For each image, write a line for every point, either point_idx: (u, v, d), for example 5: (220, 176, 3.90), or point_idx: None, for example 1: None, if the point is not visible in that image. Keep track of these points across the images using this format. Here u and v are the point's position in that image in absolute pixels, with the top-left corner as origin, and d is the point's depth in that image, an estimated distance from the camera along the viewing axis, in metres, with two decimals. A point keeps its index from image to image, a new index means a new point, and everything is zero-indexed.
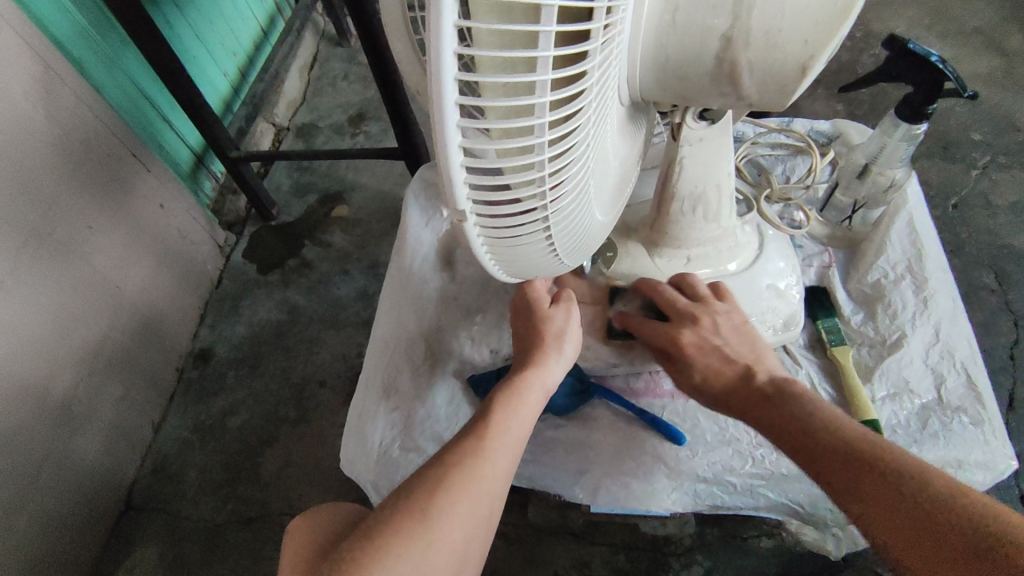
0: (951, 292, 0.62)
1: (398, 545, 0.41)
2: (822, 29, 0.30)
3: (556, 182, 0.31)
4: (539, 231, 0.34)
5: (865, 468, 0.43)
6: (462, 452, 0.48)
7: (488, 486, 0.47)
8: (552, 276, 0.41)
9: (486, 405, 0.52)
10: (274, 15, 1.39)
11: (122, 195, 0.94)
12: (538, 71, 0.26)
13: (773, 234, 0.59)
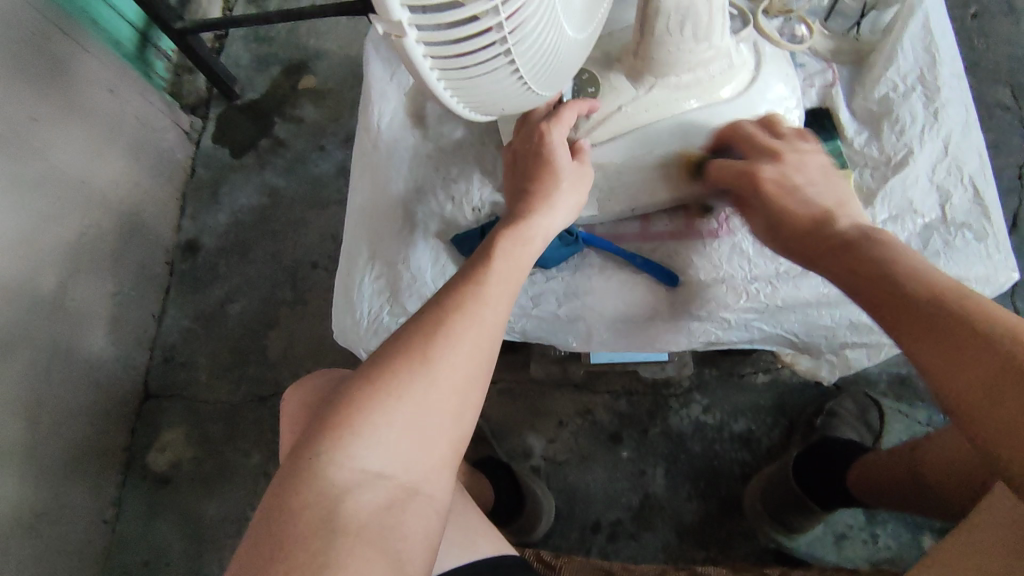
0: (963, 101, 0.57)
1: (391, 393, 0.42)
2: None
3: None
4: (502, 62, 0.30)
5: (915, 306, 0.40)
6: (458, 300, 0.45)
7: (486, 333, 0.45)
8: (522, 110, 0.37)
9: (485, 251, 0.48)
10: None
11: (65, 80, 0.86)
12: None
13: (771, 50, 0.53)
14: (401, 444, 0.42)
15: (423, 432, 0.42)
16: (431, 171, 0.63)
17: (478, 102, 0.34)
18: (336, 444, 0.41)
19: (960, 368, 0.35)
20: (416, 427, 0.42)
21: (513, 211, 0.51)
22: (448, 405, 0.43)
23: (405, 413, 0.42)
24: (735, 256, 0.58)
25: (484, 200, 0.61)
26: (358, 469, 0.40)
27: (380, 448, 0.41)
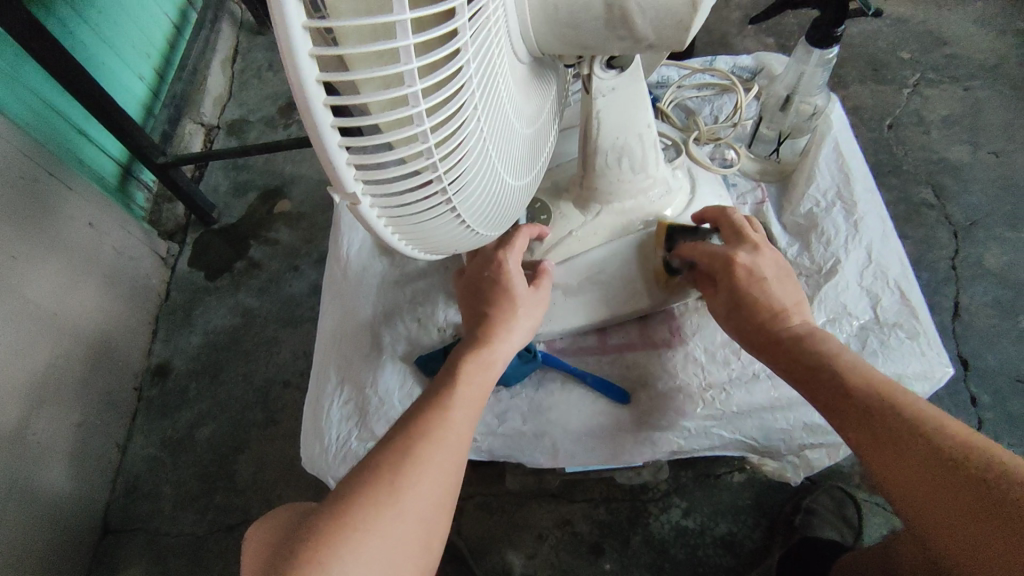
0: (880, 213, 0.62)
1: (356, 526, 0.40)
2: None
3: (450, 154, 0.30)
4: (444, 207, 0.33)
5: (885, 421, 0.42)
6: (422, 426, 0.46)
7: (449, 464, 0.45)
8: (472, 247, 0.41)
9: (449, 377, 0.49)
10: (185, 9, 1.33)
11: (44, 218, 0.90)
12: (400, 37, 0.24)
13: (703, 176, 0.59)
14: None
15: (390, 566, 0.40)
16: (398, 295, 0.66)
17: (424, 241, 0.35)
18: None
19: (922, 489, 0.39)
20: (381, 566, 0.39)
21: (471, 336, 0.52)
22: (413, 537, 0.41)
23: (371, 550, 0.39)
24: (688, 365, 0.61)
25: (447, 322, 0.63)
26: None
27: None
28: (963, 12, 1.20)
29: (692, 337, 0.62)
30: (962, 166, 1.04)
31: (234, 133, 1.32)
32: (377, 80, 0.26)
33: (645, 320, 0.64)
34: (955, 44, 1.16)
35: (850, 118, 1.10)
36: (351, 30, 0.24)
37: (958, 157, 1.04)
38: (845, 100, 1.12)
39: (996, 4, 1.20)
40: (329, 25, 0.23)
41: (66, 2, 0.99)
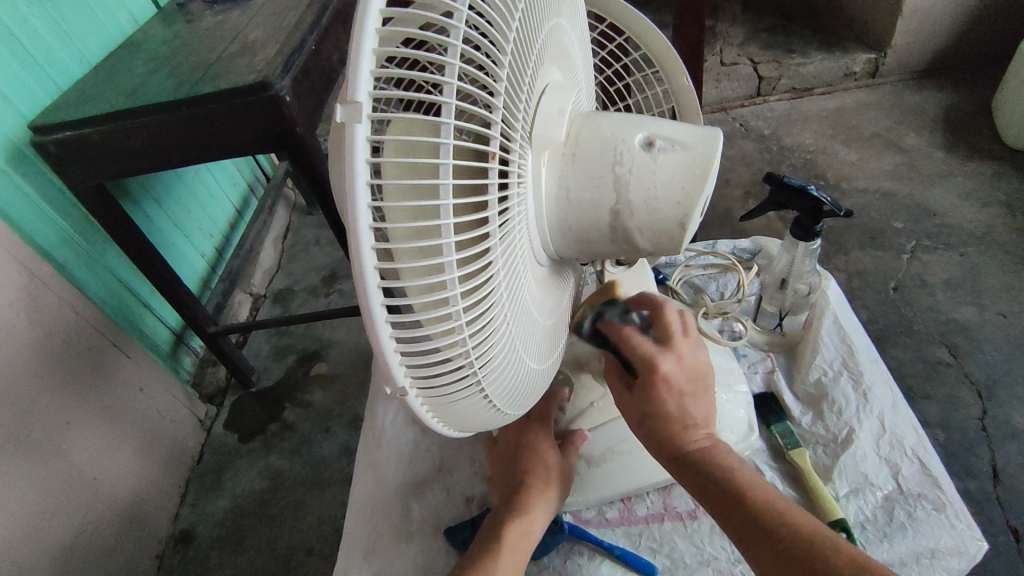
0: (888, 382, 0.65)
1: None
2: (689, 193, 0.37)
3: (480, 343, 0.34)
4: (474, 388, 0.36)
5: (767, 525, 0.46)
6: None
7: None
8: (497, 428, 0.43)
9: (491, 550, 0.52)
10: (247, 196, 1.52)
11: (100, 384, 0.97)
12: (445, 253, 0.30)
13: (713, 348, 0.64)
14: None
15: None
16: (428, 461, 0.69)
17: (454, 421, 0.38)
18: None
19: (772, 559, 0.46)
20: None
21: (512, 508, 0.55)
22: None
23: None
24: (716, 537, 0.61)
25: (476, 489, 0.66)
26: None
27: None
28: (946, 186, 1.32)
29: None
30: (973, 326, 1.07)
31: (280, 301, 1.44)
32: (424, 286, 0.31)
33: (668, 488, 0.65)
34: (944, 214, 1.26)
35: (855, 282, 1.17)
36: (406, 248, 0.30)
37: (967, 317, 1.08)
38: (848, 265, 1.20)
39: (976, 178, 1.32)
40: (391, 245, 0.29)
41: (150, 195, 1.14)
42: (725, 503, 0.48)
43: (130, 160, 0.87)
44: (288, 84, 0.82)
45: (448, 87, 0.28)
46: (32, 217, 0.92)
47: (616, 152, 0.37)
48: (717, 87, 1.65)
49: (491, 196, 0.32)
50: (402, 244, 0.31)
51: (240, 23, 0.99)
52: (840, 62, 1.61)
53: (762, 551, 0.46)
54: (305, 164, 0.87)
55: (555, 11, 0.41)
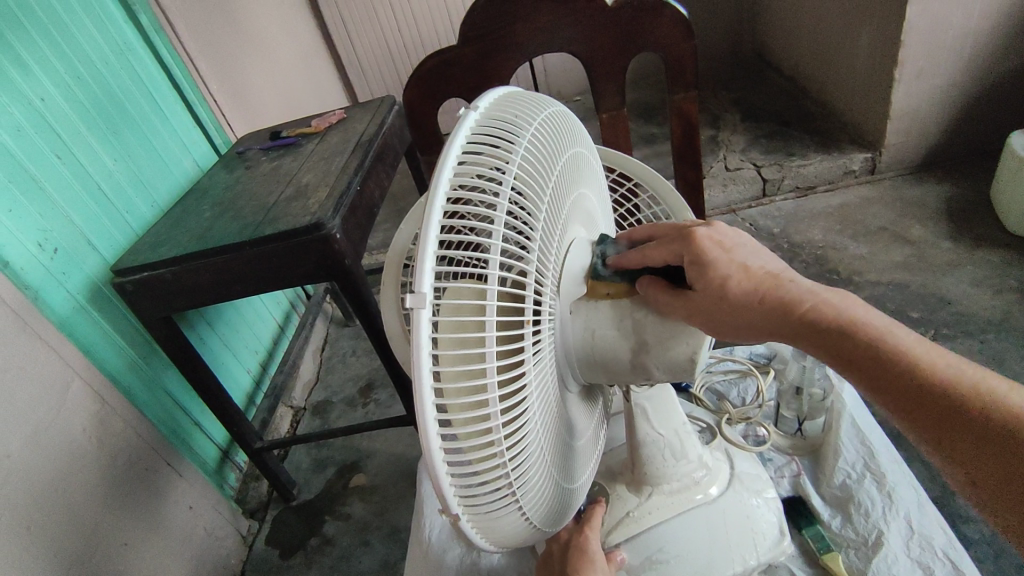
0: (910, 483, 0.67)
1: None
2: (695, 339, 0.45)
3: (516, 462, 0.40)
4: (510, 501, 0.41)
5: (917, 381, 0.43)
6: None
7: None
8: (531, 541, 0.47)
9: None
10: (288, 312, 1.63)
11: (155, 504, 1.03)
12: (490, 390, 0.37)
13: (740, 454, 0.67)
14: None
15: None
16: (473, 574, 0.72)
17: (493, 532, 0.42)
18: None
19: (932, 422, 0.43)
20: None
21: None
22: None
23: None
24: None
25: None
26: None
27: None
28: (957, 275, 1.36)
29: None
30: None
31: (319, 413, 1.49)
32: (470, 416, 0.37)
33: None
34: (958, 302, 1.30)
35: None
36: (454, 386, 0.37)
37: None
38: None
39: (985, 266, 1.36)
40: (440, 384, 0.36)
41: (204, 319, 1.24)
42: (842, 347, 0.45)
43: (196, 294, 0.98)
44: (338, 223, 0.93)
45: (492, 259, 0.36)
46: (107, 349, 1.02)
47: (632, 305, 0.46)
48: (725, 190, 1.76)
49: (526, 340, 0.39)
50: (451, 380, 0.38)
51: (293, 168, 1.13)
52: (839, 162, 1.72)
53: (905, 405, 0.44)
54: (351, 290, 0.96)
55: (577, 183, 0.50)
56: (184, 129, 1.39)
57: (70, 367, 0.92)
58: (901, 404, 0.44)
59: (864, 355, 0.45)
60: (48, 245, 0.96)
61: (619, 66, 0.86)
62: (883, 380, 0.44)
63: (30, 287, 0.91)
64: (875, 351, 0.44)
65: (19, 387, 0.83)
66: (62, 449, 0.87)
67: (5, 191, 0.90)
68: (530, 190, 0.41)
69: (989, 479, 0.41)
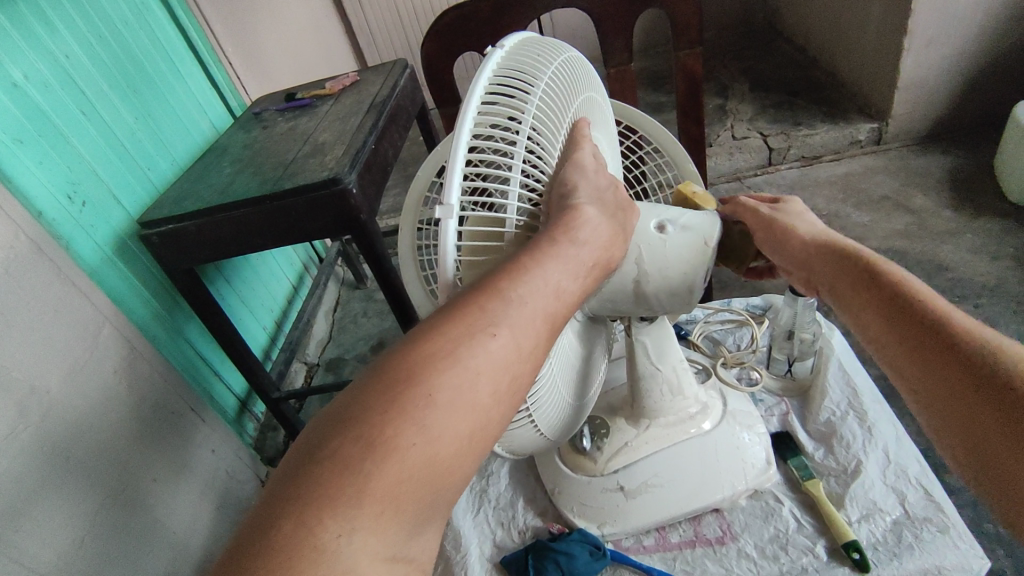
0: (890, 420, 0.74)
1: (388, 427, 0.33)
2: (692, 268, 0.51)
3: (530, 388, 0.48)
4: (523, 418, 0.51)
5: (939, 339, 0.48)
6: (495, 293, 0.39)
7: (532, 352, 0.39)
8: (537, 445, 0.57)
9: (543, 245, 0.42)
10: (302, 273, 1.68)
11: (181, 445, 1.09)
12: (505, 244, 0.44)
13: (733, 393, 0.73)
14: (400, 529, 0.33)
15: (415, 506, 0.35)
16: (482, 502, 0.78)
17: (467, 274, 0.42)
18: (302, 530, 0.30)
19: (949, 380, 0.47)
20: (430, 467, 0.34)
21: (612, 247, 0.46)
22: (458, 434, 0.35)
23: (403, 459, 0.33)
24: (744, 559, 0.66)
25: (528, 524, 0.74)
26: (333, 542, 0.30)
27: (368, 529, 0.31)
28: (956, 242, 1.39)
29: (742, 535, 0.68)
30: None
31: (332, 369, 1.55)
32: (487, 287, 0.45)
33: (698, 518, 0.70)
34: (955, 269, 1.33)
35: None
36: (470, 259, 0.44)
37: None
38: None
39: (985, 235, 1.39)
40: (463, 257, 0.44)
41: (222, 275, 1.29)
42: (876, 305, 0.53)
43: (220, 247, 1.02)
44: (354, 178, 0.96)
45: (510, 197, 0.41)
46: (131, 297, 1.06)
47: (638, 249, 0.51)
48: (730, 158, 1.78)
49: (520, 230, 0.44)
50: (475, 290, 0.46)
51: (310, 127, 1.16)
52: (845, 131, 1.73)
53: (923, 361, 0.49)
54: (367, 243, 1.00)
55: (589, 126, 0.54)
56: (200, 90, 1.42)
57: (100, 311, 0.97)
58: (921, 359, 0.49)
59: (894, 310, 0.52)
60: (77, 198, 1.00)
61: (625, 23, 0.89)
62: (912, 340, 0.50)
63: (62, 236, 0.95)
64: (920, 319, 0.50)
65: (54, 329, 0.88)
66: (96, 388, 0.93)
67: (35, 144, 0.94)
68: (544, 135, 0.45)
69: (995, 432, 0.44)
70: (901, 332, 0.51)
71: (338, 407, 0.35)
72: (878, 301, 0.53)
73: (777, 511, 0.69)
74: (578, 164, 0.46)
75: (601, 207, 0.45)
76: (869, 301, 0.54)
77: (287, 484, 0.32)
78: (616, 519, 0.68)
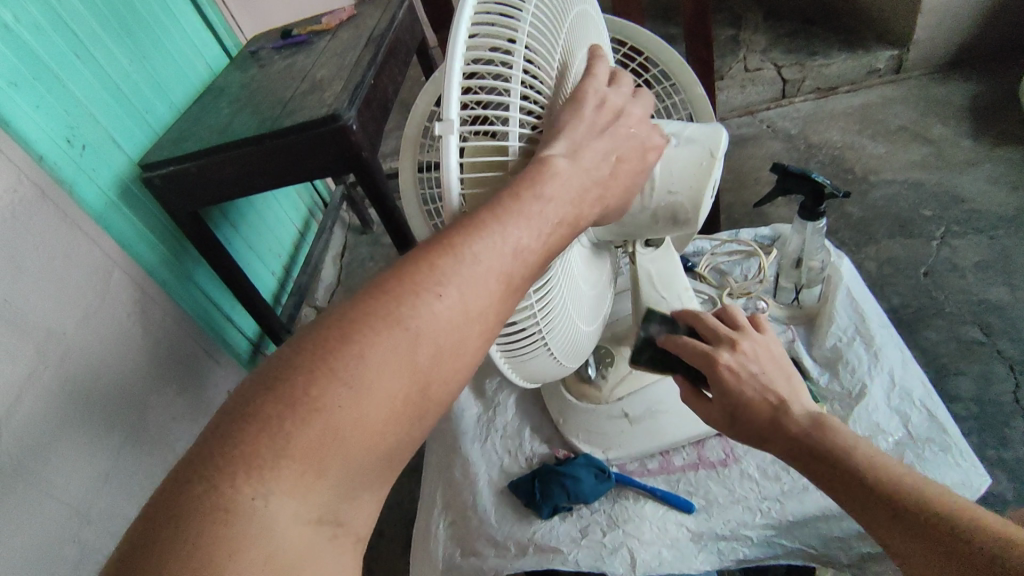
0: (897, 344, 0.74)
1: (313, 389, 0.33)
2: (697, 178, 0.49)
3: (537, 290, 0.47)
4: (536, 335, 0.50)
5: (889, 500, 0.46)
6: (448, 249, 0.38)
7: (482, 313, 0.38)
8: (550, 372, 0.58)
9: (506, 201, 0.40)
10: (308, 218, 1.67)
11: (197, 385, 1.12)
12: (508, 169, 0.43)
13: None
14: (324, 492, 0.33)
15: (363, 472, 0.35)
16: (489, 431, 0.80)
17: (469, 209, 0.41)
18: (214, 489, 0.31)
19: (907, 545, 0.44)
20: (353, 427, 0.33)
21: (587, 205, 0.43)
22: (388, 399, 0.35)
23: (324, 420, 0.33)
24: (745, 478, 0.68)
25: (534, 451, 0.77)
26: (248, 504, 0.31)
27: (286, 490, 0.32)
28: (975, 173, 1.35)
29: (745, 455, 0.69)
30: (1004, 305, 1.10)
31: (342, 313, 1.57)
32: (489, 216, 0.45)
33: (702, 442, 0.72)
34: (973, 200, 1.29)
35: (885, 269, 1.22)
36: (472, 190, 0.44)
37: (999, 296, 1.11)
38: (878, 253, 1.25)
39: (1005, 164, 1.34)
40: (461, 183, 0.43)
41: (228, 220, 1.28)
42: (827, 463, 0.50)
43: (221, 188, 1.01)
44: (354, 115, 0.94)
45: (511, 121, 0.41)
46: (140, 242, 1.07)
47: None
48: (743, 91, 1.73)
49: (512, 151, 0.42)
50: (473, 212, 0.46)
51: (307, 64, 1.13)
52: (863, 59, 1.66)
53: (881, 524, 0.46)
54: (370, 182, 0.99)
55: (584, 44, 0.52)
56: (194, 30, 1.37)
57: (108, 256, 0.98)
58: (877, 525, 0.46)
59: (843, 470, 0.49)
60: (76, 141, 0.99)
61: None
62: (865, 504, 0.47)
63: (64, 179, 0.95)
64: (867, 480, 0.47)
65: (64, 272, 0.89)
66: (110, 330, 0.95)
67: (28, 86, 0.92)
68: (540, 57, 0.44)
69: None
70: (850, 492, 0.48)
71: (279, 365, 0.35)
72: (825, 464, 0.50)
73: None
74: (578, 111, 0.45)
75: (576, 159, 0.43)
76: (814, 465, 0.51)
77: (217, 440, 0.33)
78: (624, 445, 0.70)
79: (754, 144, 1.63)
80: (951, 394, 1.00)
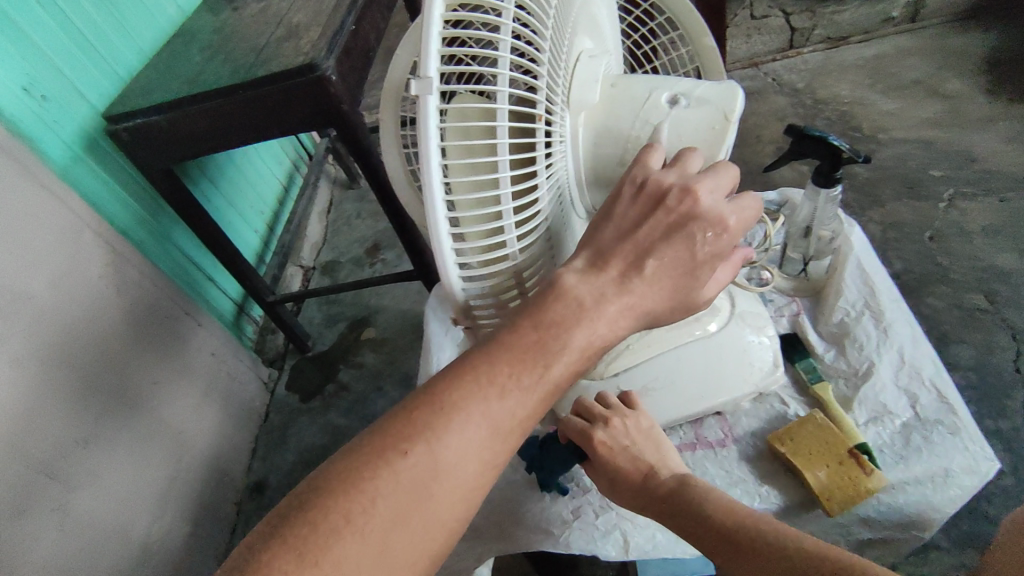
0: (908, 319, 0.72)
1: (314, 543, 0.32)
2: (708, 143, 0.44)
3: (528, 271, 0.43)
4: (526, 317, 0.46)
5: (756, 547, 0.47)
6: (439, 399, 0.36)
7: (481, 454, 0.36)
8: None
9: (508, 334, 0.38)
10: (292, 173, 1.60)
11: (180, 349, 1.09)
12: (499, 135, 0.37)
13: (743, 294, 0.70)
14: None
15: None
16: None
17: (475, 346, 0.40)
18: None
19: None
20: None
21: (615, 328, 0.39)
22: (385, 550, 0.34)
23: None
24: (742, 462, 0.67)
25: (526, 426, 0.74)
26: None
27: None
28: (987, 131, 1.30)
29: (743, 436, 0.68)
30: (1011, 271, 1.07)
31: (328, 272, 1.53)
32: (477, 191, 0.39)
33: (700, 420, 0.70)
34: (984, 160, 1.25)
35: (890, 233, 1.18)
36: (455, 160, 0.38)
37: (1005, 262, 1.08)
38: (883, 216, 1.20)
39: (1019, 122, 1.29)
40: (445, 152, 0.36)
41: (206, 176, 1.22)
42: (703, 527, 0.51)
43: (194, 143, 0.95)
44: (334, 64, 0.88)
45: (502, 79, 0.35)
46: (110, 200, 1.01)
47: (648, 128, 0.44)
48: (748, 41, 1.64)
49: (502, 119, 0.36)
50: (458, 188, 0.40)
51: (284, 6, 1.05)
52: (877, 7, 1.57)
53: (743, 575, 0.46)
54: (352, 137, 0.93)
55: None
56: None
57: (76, 215, 0.92)
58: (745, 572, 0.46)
59: (711, 529, 0.51)
60: (35, 90, 0.92)
61: None
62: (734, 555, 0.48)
63: (23, 132, 0.88)
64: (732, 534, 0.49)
65: (30, 232, 0.83)
66: (84, 293, 0.90)
67: None
68: (536, 4, 0.38)
69: None
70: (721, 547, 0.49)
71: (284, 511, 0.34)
72: (697, 526, 0.52)
73: (782, 413, 0.69)
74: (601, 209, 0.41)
75: (593, 272, 0.40)
76: (690, 528, 0.52)
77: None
78: None
79: (758, 98, 1.55)
80: (951, 363, 0.98)
